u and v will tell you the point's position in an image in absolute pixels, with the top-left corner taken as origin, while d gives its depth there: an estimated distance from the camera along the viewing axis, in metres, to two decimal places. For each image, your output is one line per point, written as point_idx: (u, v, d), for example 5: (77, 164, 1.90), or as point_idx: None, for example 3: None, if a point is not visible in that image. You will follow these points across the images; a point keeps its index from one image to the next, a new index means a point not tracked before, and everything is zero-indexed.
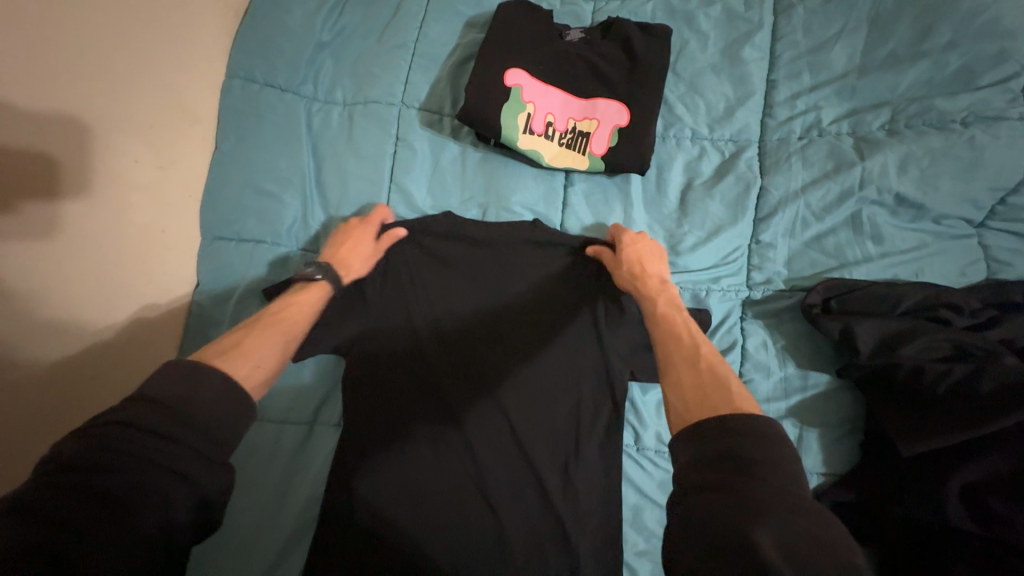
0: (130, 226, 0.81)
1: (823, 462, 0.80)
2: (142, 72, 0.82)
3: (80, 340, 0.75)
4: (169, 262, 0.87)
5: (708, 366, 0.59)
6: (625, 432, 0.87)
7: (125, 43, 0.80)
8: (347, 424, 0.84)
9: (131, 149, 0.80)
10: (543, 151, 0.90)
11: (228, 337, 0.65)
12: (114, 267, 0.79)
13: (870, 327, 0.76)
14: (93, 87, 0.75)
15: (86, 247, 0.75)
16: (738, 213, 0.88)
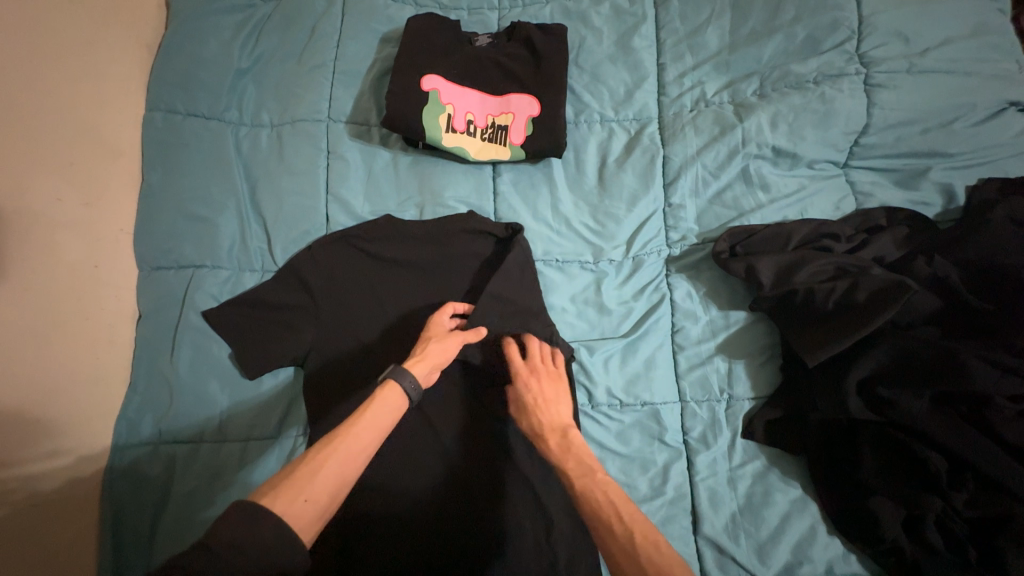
0: (56, 269, 0.80)
1: (751, 389, 0.91)
2: (47, 114, 0.82)
3: (20, 383, 0.73)
4: (106, 300, 0.86)
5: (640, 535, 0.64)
6: (578, 393, 0.93)
7: (36, 89, 0.81)
8: (313, 430, 0.86)
9: (46, 192, 0.80)
10: (467, 147, 0.97)
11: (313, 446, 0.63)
12: (42, 313, 0.77)
13: (768, 262, 0.88)
14: (6, 134, 0.75)
15: (16, 289, 0.74)
16: (649, 182, 0.98)
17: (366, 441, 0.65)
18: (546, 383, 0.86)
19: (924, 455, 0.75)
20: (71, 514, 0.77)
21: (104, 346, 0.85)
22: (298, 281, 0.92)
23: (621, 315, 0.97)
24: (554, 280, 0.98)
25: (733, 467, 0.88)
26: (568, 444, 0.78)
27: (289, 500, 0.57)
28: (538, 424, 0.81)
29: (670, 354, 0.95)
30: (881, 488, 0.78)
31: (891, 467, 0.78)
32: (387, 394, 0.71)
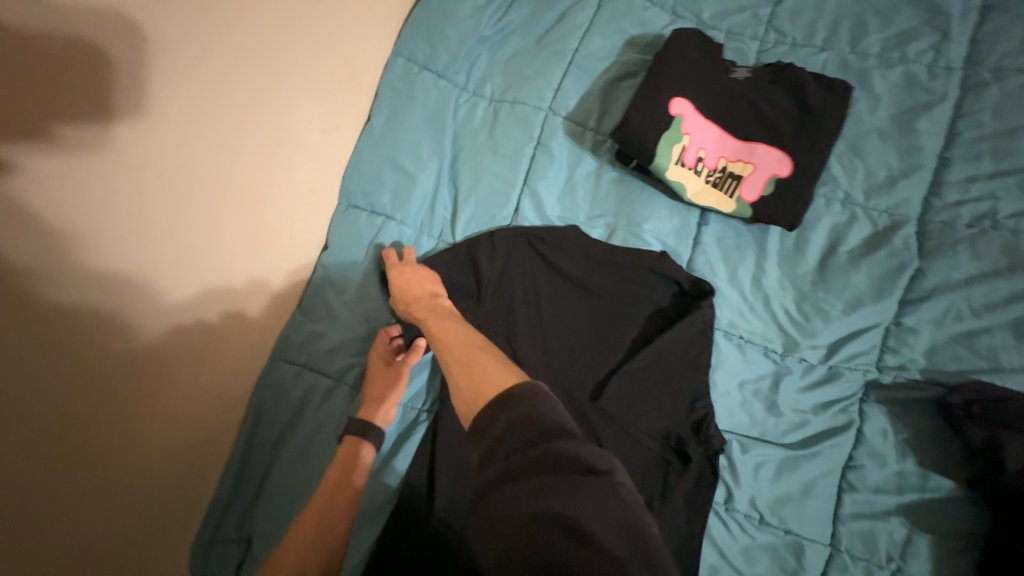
0: (230, 162, 0.80)
1: (931, 572, 0.75)
2: (271, 19, 0.82)
3: (230, 271, 0.82)
4: (280, 214, 0.88)
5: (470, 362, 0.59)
6: (716, 488, 0.83)
7: (319, 17, 0.88)
8: (440, 413, 0.85)
9: (240, 85, 0.79)
10: (688, 185, 0.87)
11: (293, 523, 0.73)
12: (208, 202, 0.78)
13: (1020, 443, 0.72)
14: (282, 52, 0.84)
15: (246, 186, 0.82)
16: (885, 291, 0.83)
17: (338, 501, 0.74)
18: (406, 274, 0.85)
19: None
20: (224, 403, 0.84)
21: (280, 261, 0.90)
22: (472, 262, 0.90)
23: (791, 424, 0.84)
24: (728, 357, 0.87)
25: None
26: (434, 304, 0.80)
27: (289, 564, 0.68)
28: (406, 303, 0.83)
29: (836, 489, 0.81)
30: None
31: None
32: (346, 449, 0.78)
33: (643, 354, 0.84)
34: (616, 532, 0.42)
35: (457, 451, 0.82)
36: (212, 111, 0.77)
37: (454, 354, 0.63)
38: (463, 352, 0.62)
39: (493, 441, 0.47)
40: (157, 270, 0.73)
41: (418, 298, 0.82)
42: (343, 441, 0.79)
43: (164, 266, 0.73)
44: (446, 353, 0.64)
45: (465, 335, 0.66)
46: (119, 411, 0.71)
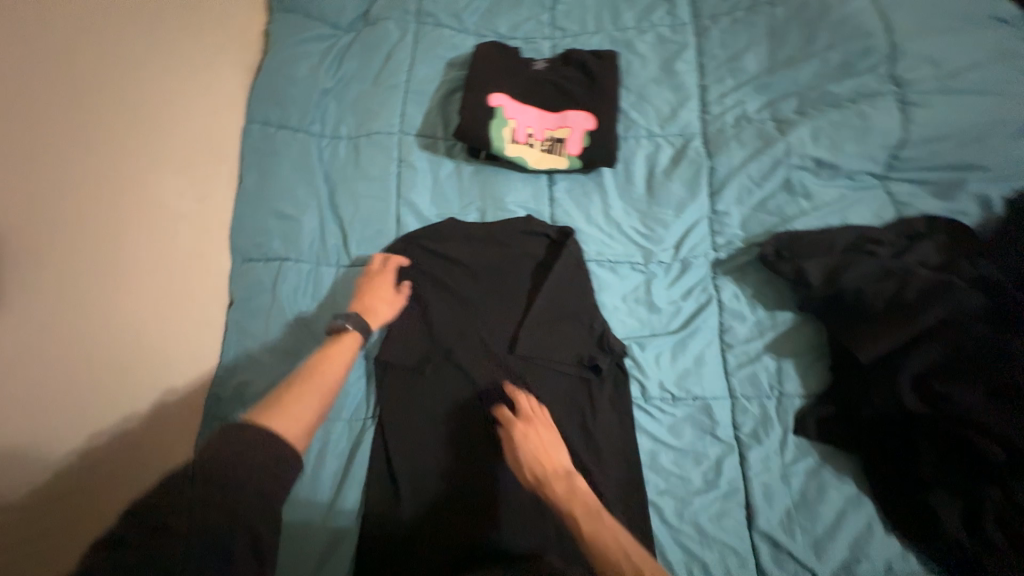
0: (100, 259, 0.84)
1: (802, 386, 0.93)
2: (122, 109, 0.92)
3: (135, 339, 0.86)
4: (175, 292, 0.93)
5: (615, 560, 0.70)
6: (631, 386, 0.97)
7: (169, 101, 1.00)
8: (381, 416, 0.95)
9: (88, 213, 0.83)
10: (527, 156, 1.06)
11: (279, 397, 0.73)
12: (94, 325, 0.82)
13: (816, 263, 0.92)
14: (142, 136, 0.94)
15: (134, 257, 0.88)
16: (696, 190, 1.06)
17: (322, 389, 0.77)
18: (534, 441, 0.85)
19: (982, 447, 0.76)
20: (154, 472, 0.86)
21: (193, 328, 0.95)
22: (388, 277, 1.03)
23: (670, 314, 1.02)
24: (607, 279, 1.04)
25: (786, 464, 0.90)
26: (574, 489, 0.80)
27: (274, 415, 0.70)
28: (541, 478, 0.82)
29: (719, 352, 0.98)
30: (937, 481, 0.79)
31: (949, 460, 0.79)
32: (345, 344, 0.86)
33: (538, 300, 0.99)
34: None
35: (403, 437, 0.94)
36: (82, 193, 0.83)
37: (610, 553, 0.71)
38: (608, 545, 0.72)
39: None
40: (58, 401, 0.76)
41: (557, 477, 0.82)
42: (344, 332, 0.87)
43: (63, 342, 0.77)
44: (594, 543, 0.73)
45: (613, 532, 0.74)
46: (49, 481, 0.74)
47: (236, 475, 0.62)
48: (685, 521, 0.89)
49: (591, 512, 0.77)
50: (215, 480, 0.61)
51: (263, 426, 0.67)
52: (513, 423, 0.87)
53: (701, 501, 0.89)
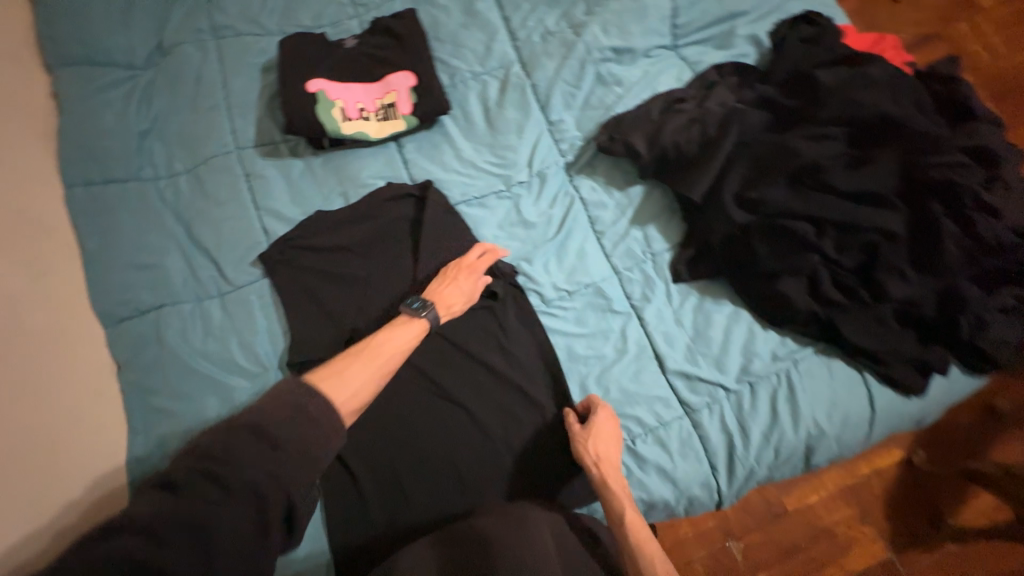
0: None
1: (667, 241, 1.06)
2: None
3: (18, 429, 0.80)
4: (48, 371, 0.87)
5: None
6: (531, 297, 1.05)
7: None
8: None
9: None
10: (367, 129, 1.10)
11: (342, 363, 0.76)
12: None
13: (639, 134, 1.04)
14: None
15: None
16: (528, 109, 1.14)
17: (383, 364, 0.80)
18: (605, 434, 0.91)
19: (794, 227, 0.91)
20: None
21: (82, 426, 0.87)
22: (276, 288, 1.04)
23: (544, 224, 1.10)
24: (480, 215, 1.11)
25: (676, 310, 1.03)
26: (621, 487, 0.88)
27: (338, 386, 0.72)
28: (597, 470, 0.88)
29: (595, 241, 1.09)
30: (779, 270, 0.93)
31: (783, 249, 0.92)
32: (411, 325, 0.88)
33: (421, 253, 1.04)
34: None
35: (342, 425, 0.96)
36: None
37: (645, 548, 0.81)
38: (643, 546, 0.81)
39: None
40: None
41: (616, 480, 0.88)
42: (415, 317, 0.90)
43: None
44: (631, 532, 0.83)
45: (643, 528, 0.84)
46: None
47: (285, 438, 0.62)
48: (611, 390, 0.99)
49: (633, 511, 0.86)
50: (263, 434, 0.61)
51: (325, 397, 0.67)
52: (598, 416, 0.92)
53: (619, 368, 1.00)
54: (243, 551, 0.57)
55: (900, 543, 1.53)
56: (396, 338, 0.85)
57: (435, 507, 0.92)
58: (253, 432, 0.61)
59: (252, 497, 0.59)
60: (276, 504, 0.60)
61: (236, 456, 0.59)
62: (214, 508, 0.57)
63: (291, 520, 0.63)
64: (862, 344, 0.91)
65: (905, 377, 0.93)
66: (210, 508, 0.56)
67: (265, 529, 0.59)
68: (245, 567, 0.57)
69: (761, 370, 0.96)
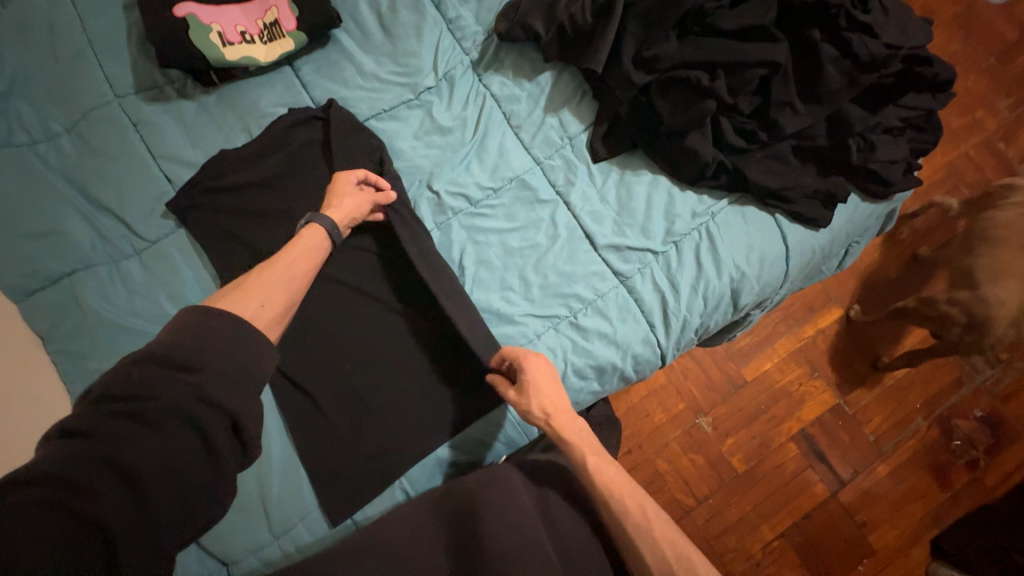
0: None
1: (582, 123, 1.07)
2: None
3: None
4: None
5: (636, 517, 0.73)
6: (458, 201, 1.05)
7: None
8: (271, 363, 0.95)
9: None
10: (254, 53, 1.03)
11: (244, 278, 0.73)
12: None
13: (536, 13, 1.02)
14: None
15: None
16: (423, 9, 1.09)
17: (294, 274, 0.78)
18: (544, 383, 0.86)
19: (689, 77, 0.96)
20: None
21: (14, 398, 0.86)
22: (193, 236, 1.00)
23: (459, 127, 1.08)
24: (393, 128, 1.08)
25: (599, 188, 1.05)
26: (579, 427, 0.83)
27: (248, 301, 0.68)
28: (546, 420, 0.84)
29: (512, 135, 1.08)
30: (685, 122, 0.97)
31: (684, 100, 0.97)
32: (312, 234, 0.86)
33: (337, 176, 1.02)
34: None
35: (292, 356, 0.96)
36: None
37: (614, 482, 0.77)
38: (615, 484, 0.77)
39: None
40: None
41: (566, 422, 0.83)
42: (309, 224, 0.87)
43: None
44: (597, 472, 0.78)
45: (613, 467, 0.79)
46: None
47: (206, 359, 0.56)
48: (549, 275, 1.02)
49: (595, 451, 0.81)
50: (175, 356, 0.56)
51: (231, 313, 0.62)
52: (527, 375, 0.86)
53: (553, 253, 1.03)
54: (185, 478, 0.53)
55: (845, 387, 1.68)
56: (304, 246, 0.83)
57: (398, 412, 0.95)
58: (164, 360, 0.55)
59: (183, 420, 0.54)
60: (214, 430, 0.55)
61: (146, 380, 0.54)
62: (138, 434, 0.52)
63: (240, 436, 0.58)
64: (766, 183, 0.98)
65: (810, 210, 1.00)
66: (130, 436, 0.52)
67: (211, 454, 0.55)
68: (192, 487, 0.54)
69: (683, 228, 1.02)
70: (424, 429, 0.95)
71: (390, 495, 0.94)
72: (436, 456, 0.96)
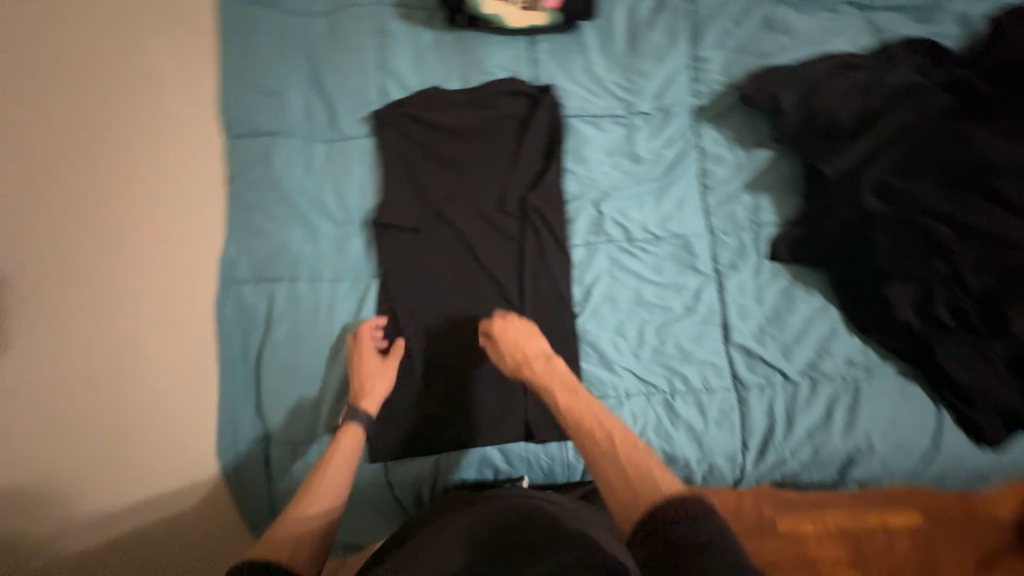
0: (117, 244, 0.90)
1: (776, 215, 1.00)
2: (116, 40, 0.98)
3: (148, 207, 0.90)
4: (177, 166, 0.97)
5: (620, 472, 0.67)
6: (616, 230, 1.03)
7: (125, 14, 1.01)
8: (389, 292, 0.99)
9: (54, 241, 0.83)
10: (507, 16, 1.08)
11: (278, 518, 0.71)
12: (130, 328, 0.88)
13: (792, 91, 0.96)
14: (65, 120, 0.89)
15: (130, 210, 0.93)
16: (677, 37, 1.07)
17: (332, 492, 0.75)
18: (512, 333, 0.89)
19: (931, 227, 0.86)
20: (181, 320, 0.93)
21: (201, 227, 1.00)
22: (377, 149, 1.07)
23: (651, 163, 1.05)
24: (591, 135, 1.07)
25: (760, 288, 0.98)
26: (551, 368, 0.85)
27: (280, 544, 0.66)
28: (522, 363, 0.87)
29: (699, 194, 1.03)
30: (896, 269, 0.89)
31: (908, 247, 0.88)
32: (347, 439, 0.83)
33: (521, 158, 1.04)
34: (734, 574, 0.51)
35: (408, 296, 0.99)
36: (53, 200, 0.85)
37: (595, 443, 0.73)
38: (593, 435, 0.74)
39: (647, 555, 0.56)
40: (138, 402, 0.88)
41: (533, 357, 0.87)
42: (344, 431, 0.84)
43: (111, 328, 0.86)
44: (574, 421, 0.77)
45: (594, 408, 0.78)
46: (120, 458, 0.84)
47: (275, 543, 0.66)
48: (668, 344, 0.97)
49: (572, 395, 0.81)
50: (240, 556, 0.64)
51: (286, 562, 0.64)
52: (491, 324, 0.92)
53: (682, 324, 0.98)
54: None
55: None
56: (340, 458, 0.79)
57: (469, 393, 0.96)
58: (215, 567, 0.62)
59: None
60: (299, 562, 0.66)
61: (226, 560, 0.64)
62: None
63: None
64: (953, 371, 0.86)
65: (988, 426, 0.86)
66: None
67: None
68: None
69: (830, 370, 0.93)
70: (484, 421, 0.95)
71: (427, 463, 0.95)
72: (482, 451, 0.95)
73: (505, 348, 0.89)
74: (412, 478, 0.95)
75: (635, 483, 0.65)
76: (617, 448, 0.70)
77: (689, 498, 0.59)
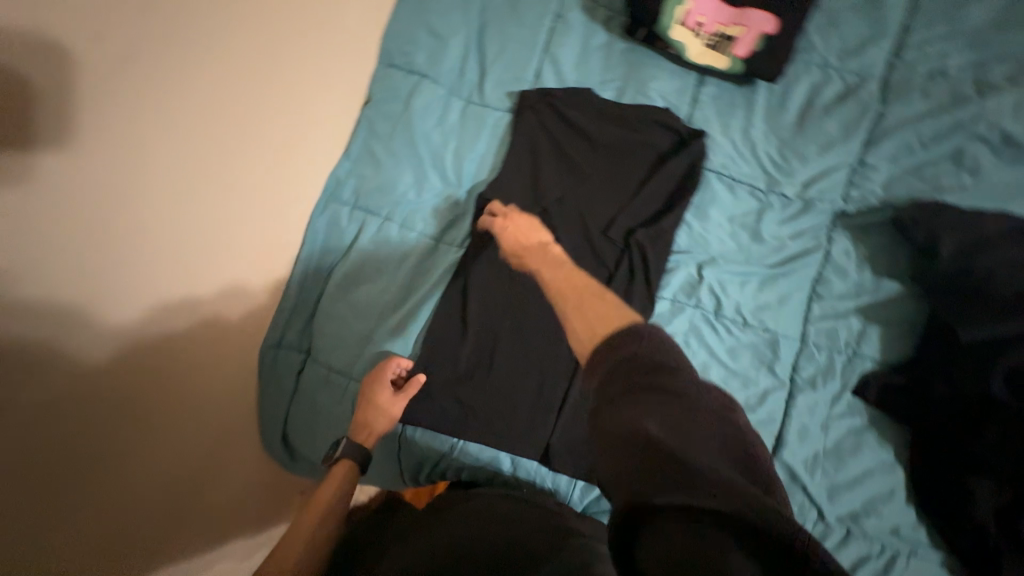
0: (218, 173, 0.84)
1: (880, 352, 0.94)
2: None
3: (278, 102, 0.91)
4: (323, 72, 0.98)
5: (588, 307, 0.61)
6: (707, 299, 0.98)
7: None
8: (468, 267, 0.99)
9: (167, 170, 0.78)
10: (689, 46, 1.03)
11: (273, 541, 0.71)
12: (231, 239, 0.88)
13: (955, 237, 0.89)
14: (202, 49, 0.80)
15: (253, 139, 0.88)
16: (852, 133, 1.00)
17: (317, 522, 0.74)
18: (517, 224, 0.92)
19: None
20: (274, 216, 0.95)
21: (329, 135, 1.01)
22: (513, 128, 1.06)
23: (772, 248, 1.00)
24: (721, 196, 1.02)
25: (831, 416, 0.92)
26: (546, 253, 0.83)
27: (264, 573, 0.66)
28: (520, 249, 0.89)
29: (805, 299, 0.98)
30: (997, 466, 0.80)
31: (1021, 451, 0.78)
32: (339, 471, 0.81)
33: (644, 190, 1.00)
34: (714, 456, 0.45)
35: (484, 280, 0.99)
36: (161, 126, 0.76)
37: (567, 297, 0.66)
38: (568, 292, 0.67)
39: (602, 428, 0.48)
40: (203, 261, 0.85)
41: (531, 246, 0.87)
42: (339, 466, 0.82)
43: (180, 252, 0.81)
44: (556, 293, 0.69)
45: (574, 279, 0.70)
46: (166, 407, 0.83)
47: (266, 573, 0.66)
48: None
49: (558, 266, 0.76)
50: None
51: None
52: (496, 210, 0.96)
53: None
54: None
55: None
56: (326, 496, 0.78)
57: (503, 394, 0.94)
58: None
59: None
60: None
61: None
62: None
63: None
64: None
65: None
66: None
67: None
68: None
69: (870, 529, 0.87)
70: (508, 427, 0.93)
71: (441, 442, 0.96)
72: (495, 453, 0.95)
73: (508, 235, 0.91)
74: (422, 449, 0.96)
75: (596, 325, 0.57)
76: (578, 288, 0.67)
77: (636, 328, 0.53)
